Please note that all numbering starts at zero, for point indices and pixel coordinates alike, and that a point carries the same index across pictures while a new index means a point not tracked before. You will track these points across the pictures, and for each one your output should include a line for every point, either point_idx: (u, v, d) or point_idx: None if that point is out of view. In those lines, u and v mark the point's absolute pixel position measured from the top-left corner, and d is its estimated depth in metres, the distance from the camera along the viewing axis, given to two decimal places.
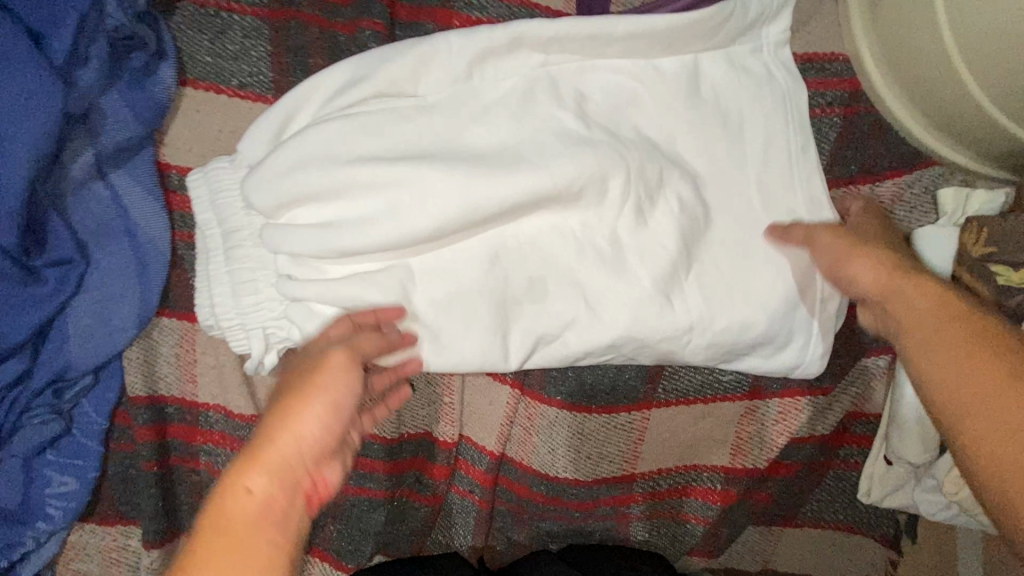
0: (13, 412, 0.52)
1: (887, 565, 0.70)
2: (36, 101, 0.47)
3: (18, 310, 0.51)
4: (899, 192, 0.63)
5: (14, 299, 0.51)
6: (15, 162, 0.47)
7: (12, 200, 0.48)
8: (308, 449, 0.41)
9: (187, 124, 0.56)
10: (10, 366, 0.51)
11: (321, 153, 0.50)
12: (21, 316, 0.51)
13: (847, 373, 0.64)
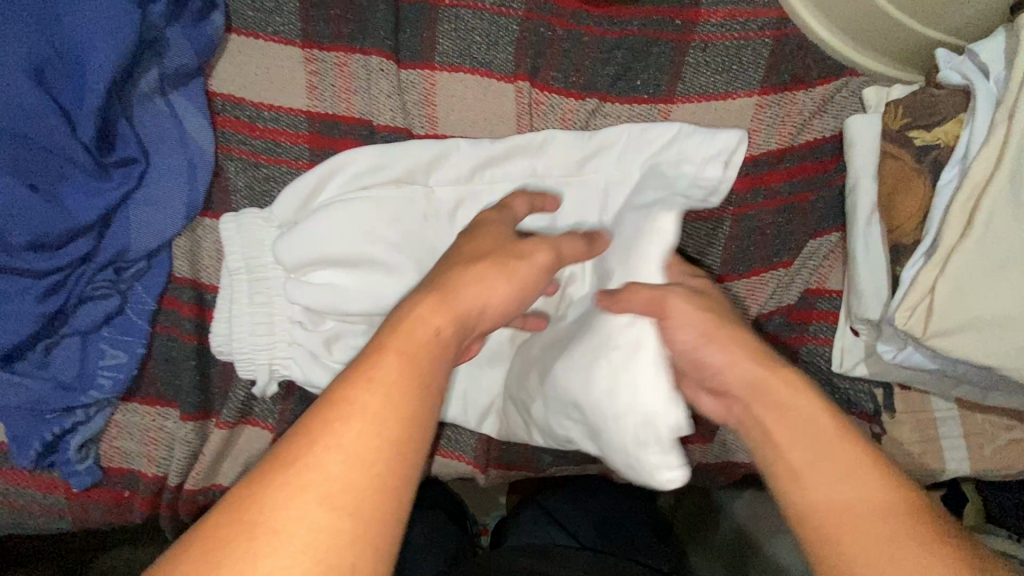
0: (75, 286, 0.62)
1: (874, 440, 0.74)
2: (115, 24, 0.59)
3: (88, 197, 0.61)
4: (829, 95, 0.73)
5: (86, 189, 0.61)
6: (99, 71, 0.59)
7: (93, 103, 0.59)
8: (394, 476, 0.39)
9: (231, 62, 0.69)
10: (77, 247, 0.61)
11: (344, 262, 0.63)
12: (92, 202, 0.61)
13: (803, 251, 0.72)
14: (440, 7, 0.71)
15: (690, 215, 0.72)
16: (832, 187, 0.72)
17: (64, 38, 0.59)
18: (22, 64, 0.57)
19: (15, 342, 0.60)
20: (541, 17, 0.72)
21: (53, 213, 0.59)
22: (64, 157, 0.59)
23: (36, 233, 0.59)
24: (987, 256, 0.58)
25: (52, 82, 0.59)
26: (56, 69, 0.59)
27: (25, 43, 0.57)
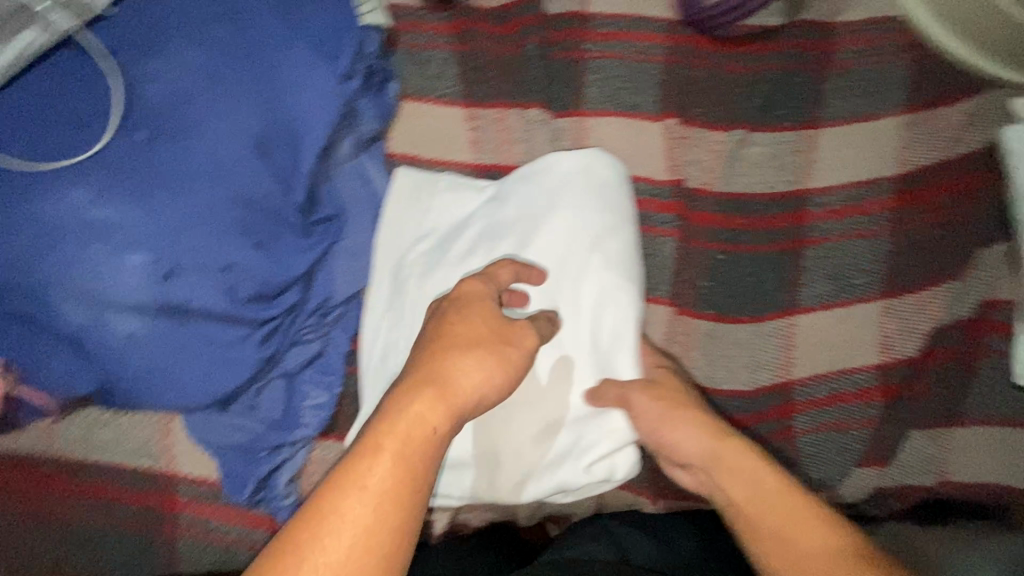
0: (283, 334, 0.68)
1: None
2: (327, 100, 0.67)
3: (298, 252, 0.67)
4: (976, 108, 0.74)
5: (295, 244, 0.67)
6: (314, 140, 0.67)
7: (307, 170, 0.67)
8: (341, 543, 0.43)
9: (404, 124, 0.77)
10: (288, 297, 0.67)
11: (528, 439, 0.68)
12: (301, 256, 0.67)
13: (972, 262, 0.70)
14: (586, 61, 0.78)
15: (849, 234, 0.73)
16: (995, 197, 0.71)
17: (282, 111, 0.66)
18: (252, 137, 0.64)
19: (236, 386, 0.66)
20: (680, 61, 0.77)
21: (272, 267, 0.65)
22: (280, 217, 0.66)
23: (259, 286, 0.65)
24: None
25: (271, 150, 0.66)
26: (276, 139, 0.66)
27: (253, 119, 0.64)
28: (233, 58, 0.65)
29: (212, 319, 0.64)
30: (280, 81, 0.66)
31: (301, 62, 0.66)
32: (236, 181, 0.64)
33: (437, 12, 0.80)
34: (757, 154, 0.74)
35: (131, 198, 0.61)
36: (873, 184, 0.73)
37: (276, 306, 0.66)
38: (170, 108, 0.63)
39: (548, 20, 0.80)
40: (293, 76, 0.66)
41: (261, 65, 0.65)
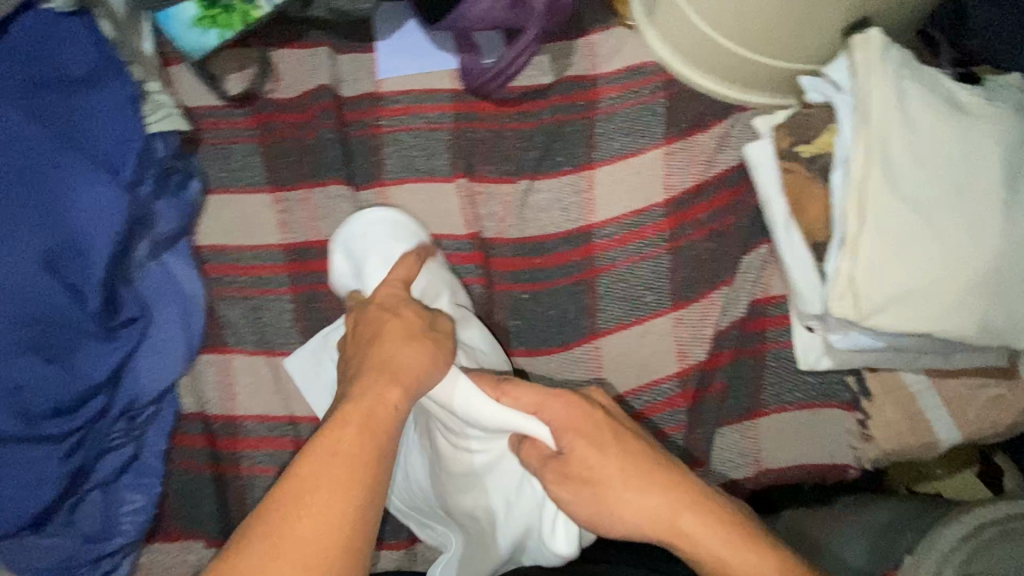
0: (91, 445, 0.68)
1: (861, 428, 0.77)
2: (112, 208, 0.70)
3: (98, 359, 0.68)
4: (726, 131, 0.84)
5: (95, 351, 0.68)
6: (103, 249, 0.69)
7: (99, 278, 0.68)
8: (315, 534, 0.45)
9: (210, 215, 0.80)
10: (91, 406, 0.67)
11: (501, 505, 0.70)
12: (102, 362, 0.68)
13: (740, 267, 0.78)
14: (382, 136, 0.85)
15: (633, 258, 0.80)
16: (750, 207, 0.80)
17: (66, 226, 0.68)
18: (34, 255, 0.66)
19: (40, 508, 0.64)
20: (467, 124, 0.85)
21: (67, 378, 0.66)
22: (75, 327, 0.67)
23: (56, 401, 0.65)
24: (888, 234, 0.63)
25: (60, 265, 0.67)
26: (64, 254, 0.68)
27: (33, 238, 0.66)
28: (12, 183, 0.67)
29: (6, 441, 0.63)
30: (63, 199, 0.68)
31: (83, 178, 0.69)
32: (19, 300, 0.65)
33: (238, 107, 0.86)
34: (543, 199, 0.82)
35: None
36: (646, 212, 0.81)
37: (77, 417, 0.66)
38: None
39: (345, 103, 0.87)
40: (75, 193, 0.69)
41: (42, 186, 0.68)
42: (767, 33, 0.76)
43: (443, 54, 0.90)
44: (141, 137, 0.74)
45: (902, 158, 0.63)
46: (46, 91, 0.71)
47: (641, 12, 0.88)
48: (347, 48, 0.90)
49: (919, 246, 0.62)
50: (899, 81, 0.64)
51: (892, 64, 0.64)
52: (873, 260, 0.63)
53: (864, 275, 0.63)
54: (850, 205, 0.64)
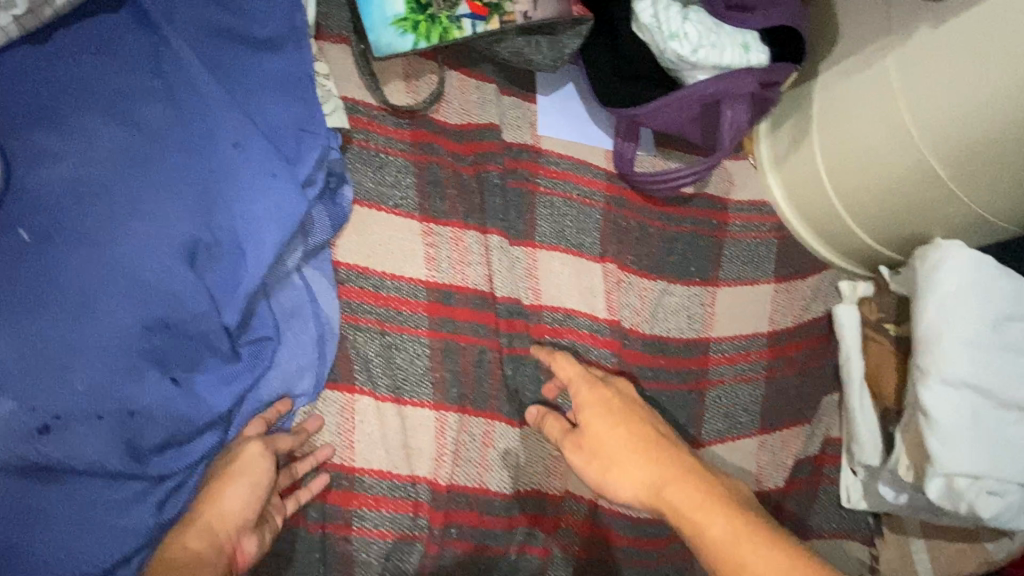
0: (185, 492, 0.56)
1: (870, 559, 0.92)
2: (290, 206, 0.57)
3: (220, 383, 0.57)
4: (819, 284, 0.96)
5: (217, 374, 0.57)
6: (264, 256, 0.57)
7: (247, 288, 0.56)
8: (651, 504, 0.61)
9: (356, 231, 0.71)
10: (200, 444, 0.56)
11: (993, 431, 0.76)
12: (225, 388, 0.57)
13: (817, 407, 0.90)
14: (538, 195, 0.83)
15: (737, 378, 0.87)
16: (829, 356, 0.92)
17: (221, 218, 0.55)
18: (178, 247, 0.53)
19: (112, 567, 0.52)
20: (619, 210, 0.87)
21: (186, 404, 0.54)
22: (201, 341, 0.55)
23: (163, 435, 0.53)
24: (979, 429, 0.76)
25: (200, 260, 0.55)
26: (208, 251, 0.55)
27: (180, 225, 0.54)
28: (169, 150, 0.55)
29: (92, 474, 0.51)
30: (226, 186, 0.56)
31: (259, 167, 0.57)
32: (154, 303, 0.52)
33: (398, 117, 0.78)
34: (674, 303, 0.86)
35: (3, 317, 0.49)
36: (752, 338, 0.89)
37: (186, 455, 0.55)
38: (66, 205, 0.52)
39: (505, 148, 0.84)
40: (243, 184, 0.56)
41: (206, 161, 0.55)
42: (864, 208, 0.90)
43: (600, 132, 0.91)
44: (326, 131, 0.62)
45: (988, 360, 0.77)
46: (229, 50, 0.59)
47: (768, 157, 1.00)
48: (510, 92, 0.87)
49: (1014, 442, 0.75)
50: (980, 289, 0.79)
51: (965, 272, 0.80)
52: (969, 451, 0.75)
53: (968, 468, 0.74)
54: (952, 404, 0.76)
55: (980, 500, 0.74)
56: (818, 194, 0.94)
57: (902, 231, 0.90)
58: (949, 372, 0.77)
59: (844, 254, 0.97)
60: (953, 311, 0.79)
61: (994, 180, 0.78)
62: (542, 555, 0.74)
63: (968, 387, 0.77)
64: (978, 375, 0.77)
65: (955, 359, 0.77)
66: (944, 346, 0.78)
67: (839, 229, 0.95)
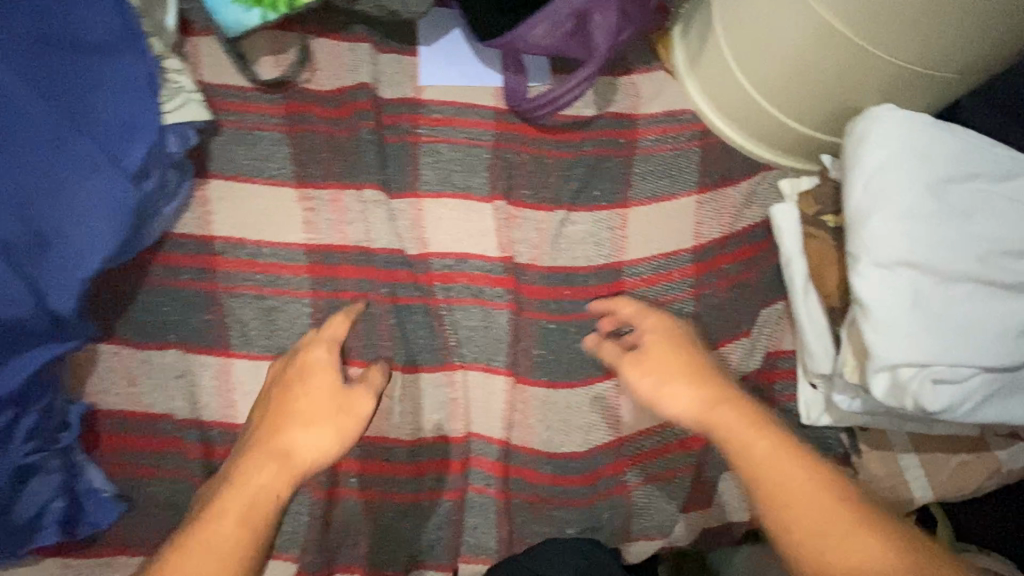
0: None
1: (849, 481, 0.82)
2: (113, 197, 0.62)
3: (34, 354, 0.60)
4: (753, 188, 0.87)
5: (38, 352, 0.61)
6: (94, 244, 0.61)
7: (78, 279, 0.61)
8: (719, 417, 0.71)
9: (231, 206, 0.75)
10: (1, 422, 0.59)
11: (940, 314, 0.64)
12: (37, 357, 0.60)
13: (757, 320, 0.82)
14: (421, 144, 0.83)
15: (659, 299, 0.82)
16: (771, 262, 0.84)
17: (39, 215, 0.60)
18: None
19: None
20: (509, 146, 0.85)
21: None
22: (22, 330, 0.60)
23: None
24: (924, 314, 0.65)
25: (18, 254, 0.60)
26: (29, 246, 0.60)
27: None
28: None
29: None
30: (55, 184, 0.61)
31: (80, 164, 0.62)
32: None
33: (269, 93, 0.81)
34: (577, 231, 0.82)
35: None
36: (674, 256, 0.83)
37: None
38: None
39: (383, 105, 0.84)
40: (64, 184, 0.61)
41: (28, 161, 0.60)
42: (784, 91, 0.80)
43: (489, 71, 0.89)
44: (156, 129, 0.67)
45: (925, 232, 0.66)
46: (52, 54, 0.63)
47: (684, 63, 0.91)
48: (388, 48, 0.87)
49: (965, 322, 0.64)
50: (914, 153, 0.68)
51: (896, 134, 0.68)
52: (908, 338, 0.64)
53: (908, 357, 0.64)
54: (885, 287, 0.65)
55: (925, 394, 0.63)
56: (735, 87, 0.85)
57: (833, 107, 0.79)
58: (880, 252, 0.66)
59: (781, 148, 0.87)
60: (883, 181, 0.68)
61: (907, 32, 0.65)
62: (453, 498, 0.76)
63: (906, 265, 0.66)
64: (918, 250, 0.66)
65: (887, 238, 0.66)
66: (876, 224, 0.67)
67: (766, 121, 0.85)
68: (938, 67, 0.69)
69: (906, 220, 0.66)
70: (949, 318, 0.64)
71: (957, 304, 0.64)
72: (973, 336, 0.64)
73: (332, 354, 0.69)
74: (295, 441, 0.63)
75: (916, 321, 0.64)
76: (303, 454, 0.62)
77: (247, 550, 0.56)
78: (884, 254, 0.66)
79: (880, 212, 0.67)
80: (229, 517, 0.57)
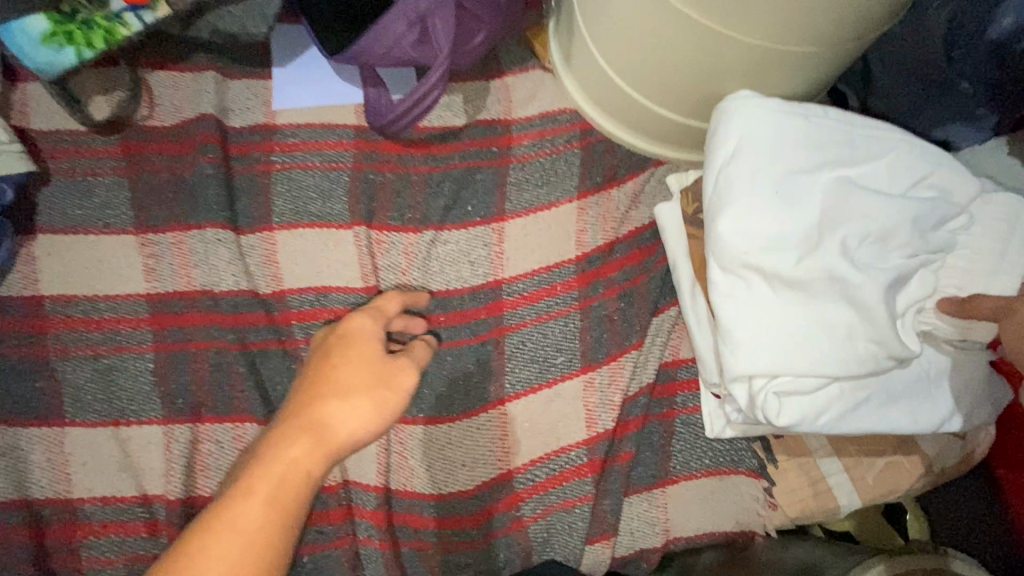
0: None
1: (766, 494, 0.75)
2: None
3: None
4: (640, 187, 0.82)
5: None
6: None
7: None
8: None
9: (60, 260, 0.69)
10: None
11: (793, 321, 0.61)
12: None
13: (649, 330, 0.76)
14: (275, 172, 0.77)
15: (542, 317, 0.76)
16: (661, 266, 0.78)
17: None
18: None
19: None
20: (372, 166, 0.79)
21: None
22: None
23: None
24: (778, 324, 0.61)
25: None
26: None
27: None
28: None
29: None
30: None
31: None
32: None
33: (103, 135, 0.75)
34: (450, 251, 0.77)
35: None
36: (558, 268, 0.77)
37: None
38: None
39: (232, 135, 0.78)
40: None
41: None
42: (652, 81, 0.73)
43: (347, 87, 0.83)
44: None
45: (780, 232, 0.61)
46: None
47: (559, 57, 0.84)
48: (236, 74, 0.81)
49: (820, 329, 0.61)
50: (785, 146, 0.61)
51: (750, 125, 0.62)
52: (759, 348, 0.61)
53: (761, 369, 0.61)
54: (739, 294, 0.62)
55: (774, 406, 0.62)
56: (605, 80, 0.78)
57: (705, 94, 0.72)
58: (732, 258, 0.62)
59: (665, 141, 0.81)
60: (738, 176, 0.62)
61: (759, 11, 0.58)
62: (342, 547, 0.69)
63: (758, 269, 0.62)
64: (771, 253, 0.61)
65: (738, 240, 0.62)
66: (728, 226, 0.62)
67: (642, 115, 0.78)
68: (801, 43, 0.61)
69: (761, 220, 0.61)
70: (803, 325, 0.61)
71: (811, 310, 0.61)
72: (826, 343, 0.60)
73: (376, 322, 0.68)
74: (353, 421, 0.61)
75: (768, 331, 0.61)
76: (336, 430, 0.60)
77: (284, 528, 0.54)
78: (733, 259, 0.62)
79: (735, 212, 0.62)
80: (258, 494, 0.54)
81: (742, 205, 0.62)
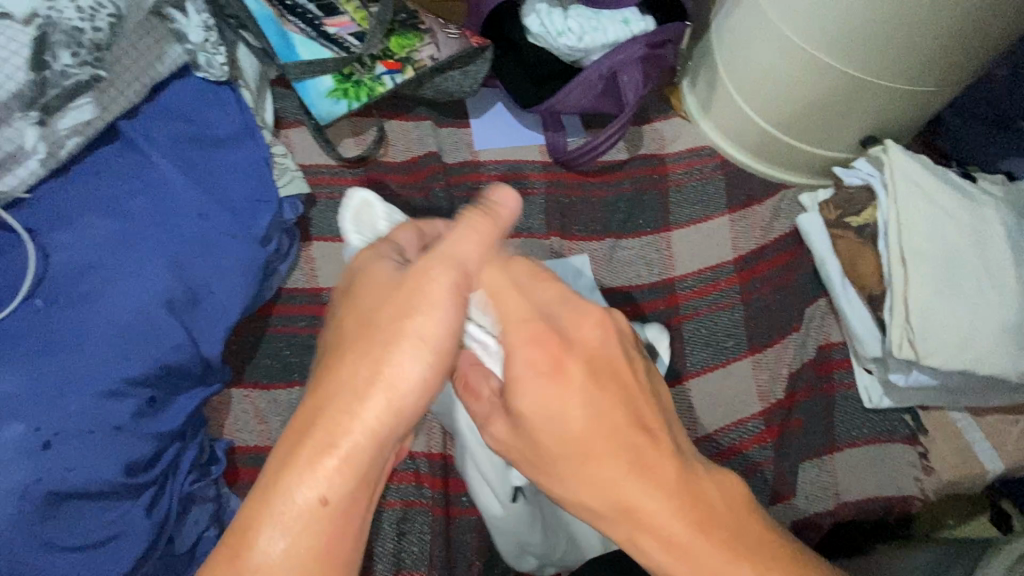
0: (168, 497, 0.66)
1: (921, 459, 0.86)
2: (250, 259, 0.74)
3: (186, 397, 0.68)
4: (777, 204, 0.99)
5: (191, 396, 0.69)
6: (235, 297, 0.72)
7: (224, 328, 0.71)
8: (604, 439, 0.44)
9: (332, 259, 0.86)
10: (165, 457, 0.66)
11: (957, 306, 0.78)
12: (186, 399, 0.68)
13: (804, 317, 0.90)
14: (485, 196, 0.96)
15: (712, 308, 0.91)
16: (805, 266, 0.93)
17: (192, 275, 0.70)
18: (156, 297, 0.66)
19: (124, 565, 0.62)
20: (560, 191, 0.98)
21: (158, 422, 0.65)
22: (181, 375, 0.67)
23: (153, 442, 0.64)
24: (940, 299, 0.78)
25: (177, 308, 0.68)
26: (183, 300, 0.68)
27: (160, 283, 0.67)
28: (149, 231, 0.69)
29: (93, 497, 0.60)
30: (200, 248, 0.71)
31: (223, 231, 0.73)
32: (135, 339, 0.64)
33: (351, 168, 0.94)
34: (629, 256, 0.94)
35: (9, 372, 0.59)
36: (719, 268, 0.93)
37: (155, 468, 0.64)
38: (76, 276, 0.65)
39: (448, 168, 0.98)
40: (210, 246, 0.72)
41: (179, 229, 0.71)
42: (793, 121, 0.92)
43: (531, 133, 1.03)
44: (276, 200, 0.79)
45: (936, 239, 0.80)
46: (190, 147, 0.76)
47: (696, 107, 1.05)
48: (446, 122, 1.02)
49: (974, 309, 0.78)
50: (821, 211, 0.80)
51: (906, 166, 0.84)
52: (937, 323, 0.78)
53: (937, 337, 0.77)
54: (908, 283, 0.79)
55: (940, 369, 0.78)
56: (745, 122, 0.97)
57: (837, 130, 0.91)
58: (901, 258, 0.81)
59: (791, 167, 0.99)
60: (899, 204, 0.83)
61: (898, 61, 0.78)
62: None
63: (922, 264, 0.79)
64: (931, 250, 0.80)
65: (908, 246, 0.80)
66: (898, 235, 0.81)
67: (772, 145, 0.97)
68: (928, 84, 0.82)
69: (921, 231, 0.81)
70: (956, 302, 0.78)
71: (963, 290, 0.79)
72: (983, 319, 0.77)
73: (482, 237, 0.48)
74: (518, 383, 0.46)
75: (931, 310, 0.78)
76: (324, 414, 0.41)
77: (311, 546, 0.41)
78: (904, 258, 0.80)
79: (902, 225, 0.82)
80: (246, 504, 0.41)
81: (904, 223, 0.82)
